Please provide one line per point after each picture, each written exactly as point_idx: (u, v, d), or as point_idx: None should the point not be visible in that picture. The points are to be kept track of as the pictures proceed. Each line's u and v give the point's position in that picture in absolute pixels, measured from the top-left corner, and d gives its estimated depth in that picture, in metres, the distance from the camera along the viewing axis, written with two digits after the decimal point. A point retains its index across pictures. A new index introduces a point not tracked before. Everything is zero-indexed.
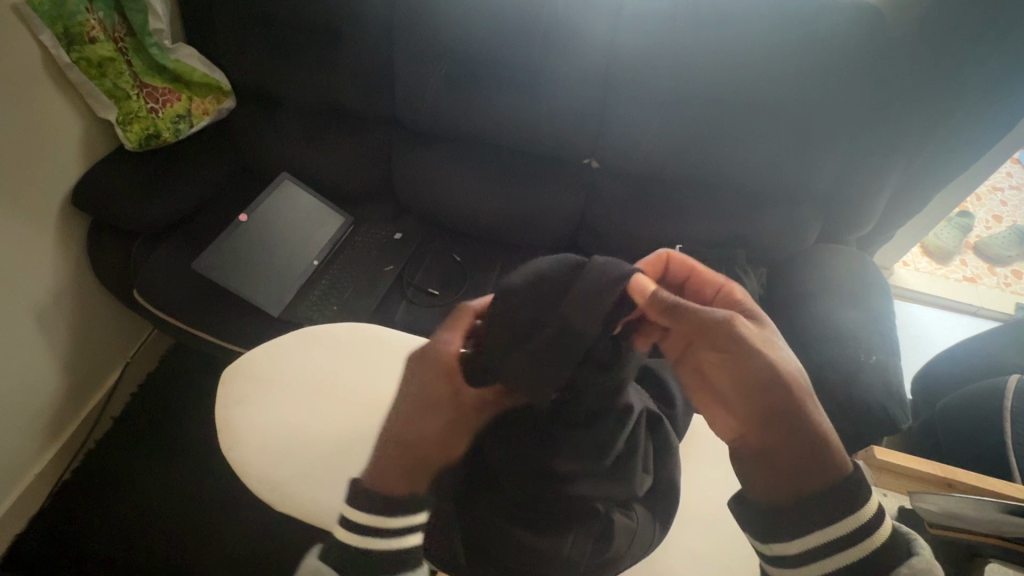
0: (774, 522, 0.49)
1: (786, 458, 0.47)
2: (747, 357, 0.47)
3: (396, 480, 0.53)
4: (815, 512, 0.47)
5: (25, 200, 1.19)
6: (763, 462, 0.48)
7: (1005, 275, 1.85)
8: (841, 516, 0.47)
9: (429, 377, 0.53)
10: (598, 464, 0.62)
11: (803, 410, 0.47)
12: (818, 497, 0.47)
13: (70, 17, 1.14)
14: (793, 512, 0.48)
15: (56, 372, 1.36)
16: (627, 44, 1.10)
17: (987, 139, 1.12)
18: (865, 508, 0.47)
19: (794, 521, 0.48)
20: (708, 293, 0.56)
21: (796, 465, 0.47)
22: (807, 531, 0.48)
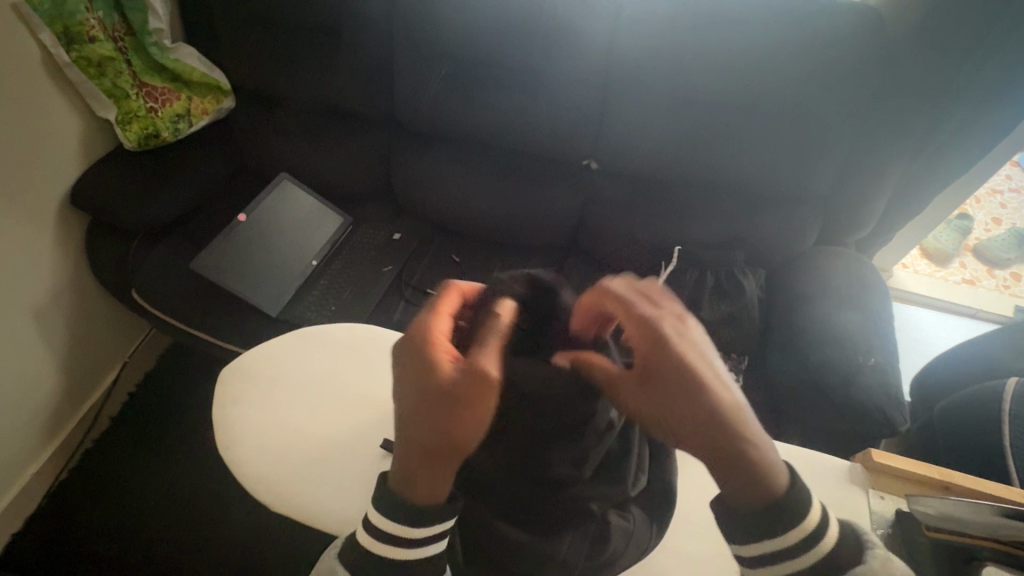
0: (742, 526, 0.55)
1: (745, 456, 0.53)
2: (703, 357, 0.54)
3: (423, 488, 0.57)
4: (775, 519, 0.53)
5: (24, 199, 1.18)
6: (727, 463, 0.54)
7: (1004, 278, 1.85)
8: (791, 526, 0.53)
9: (417, 369, 0.55)
10: (586, 467, 0.62)
11: (722, 443, 0.53)
12: (776, 497, 0.53)
13: (70, 16, 1.14)
14: (755, 513, 0.54)
15: (54, 371, 1.35)
16: (626, 45, 1.10)
17: (988, 142, 1.12)
18: (811, 518, 0.54)
19: (749, 529, 0.55)
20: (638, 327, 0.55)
21: (753, 460, 0.54)
22: (763, 534, 0.54)
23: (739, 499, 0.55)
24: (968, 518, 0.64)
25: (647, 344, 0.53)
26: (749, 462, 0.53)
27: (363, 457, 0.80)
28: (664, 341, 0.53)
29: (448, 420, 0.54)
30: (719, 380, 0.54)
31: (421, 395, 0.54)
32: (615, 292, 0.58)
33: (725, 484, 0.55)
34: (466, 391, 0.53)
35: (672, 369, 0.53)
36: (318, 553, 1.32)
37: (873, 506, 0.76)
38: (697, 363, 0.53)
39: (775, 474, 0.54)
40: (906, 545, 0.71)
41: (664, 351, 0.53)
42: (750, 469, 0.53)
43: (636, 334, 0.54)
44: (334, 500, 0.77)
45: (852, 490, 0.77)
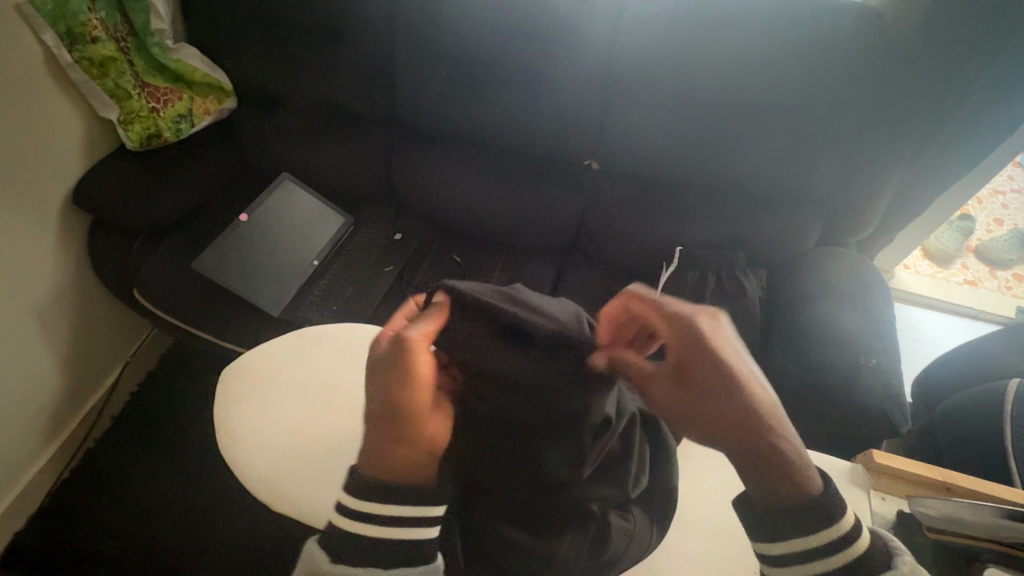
0: (773, 525, 0.54)
1: (777, 455, 0.53)
2: (734, 358, 0.56)
3: (383, 461, 0.56)
4: (811, 520, 0.52)
5: (26, 198, 1.19)
6: (762, 463, 0.53)
7: (1007, 279, 1.85)
8: (825, 526, 0.52)
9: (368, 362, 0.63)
10: (586, 467, 0.62)
11: (760, 439, 0.53)
12: (810, 498, 0.52)
13: (73, 17, 1.14)
14: (787, 516, 0.53)
15: (55, 371, 1.36)
16: (627, 46, 1.10)
17: (989, 143, 1.12)
18: (841, 518, 0.52)
19: (781, 528, 0.53)
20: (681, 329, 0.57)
21: (785, 458, 0.53)
22: (794, 535, 0.53)
23: (771, 501, 0.54)
24: (970, 521, 0.64)
25: (682, 345, 0.55)
26: (782, 460, 0.53)
27: None
28: (698, 340, 0.55)
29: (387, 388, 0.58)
30: (750, 381, 0.55)
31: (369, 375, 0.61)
32: (642, 302, 0.61)
33: (757, 486, 0.54)
34: (393, 355, 0.59)
35: (709, 371, 0.53)
36: None
37: (875, 507, 0.75)
38: (728, 362, 0.54)
39: (805, 473, 0.54)
40: (909, 546, 0.70)
41: (699, 352, 0.54)
42: (783, 468, 0.53)
43: (672, 333, 0.56)
44: (335, 501, 0.77)
45: (852, 491, 0.76)
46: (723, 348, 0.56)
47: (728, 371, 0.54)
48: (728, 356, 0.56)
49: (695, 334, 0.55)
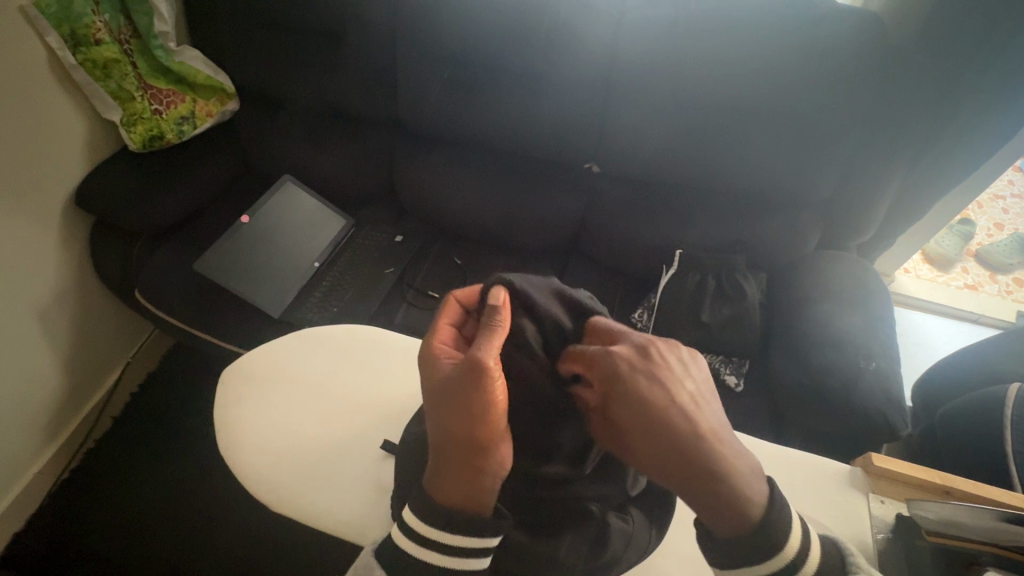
0: (732, 556, 0.52)
1: (715, 484, 0.50)
2: (663, 383, 0.53)
3: (453, 492, 0.56)
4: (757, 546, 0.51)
5: (30, 199, 1.20)
6: (698, 493, 0.51)
7: (1006, 283, 1.85)
8: (768, 557, 0.51)
9: (429, 379, 0.58)
10: (577, 469, 0.63)
11: (704, 470, 0.50)
12: (762, 523, 0.51)
13: (76, 19, 1.16)
14: (746, 540, 0.51)
15: (56, 371, 1.36)
16: (627, 49, 1.10)
17: (989, 146, 1.12)
18: (790, 543, 0.51)
19: (741, 554, 0.52)
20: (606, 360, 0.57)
21: (724, 487, 0.50)
22: (751, 557, 0.51)
23: (728, 530, 0.52)
24: (971, 524, 0.62)
25: (608, 385, 0.56)
26: (719, 490, 0.50)
27: (364, 457, 0.81)
28: (620, 377, 0.55)
29: (464, 418, 0.55)
30: (684, 407, 0.52)
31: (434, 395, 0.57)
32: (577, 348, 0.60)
33: (710, 520, 0.52)
34: (466, 383, 0.54)
35: (634, 408, 0.53)
36: (317, 553, 1.32)
37: (874, 510, 0.76)
38: (653, 394, 0.53)
39: (751, 499, 0.51)
40: (908, 552, 0.70)
41: (618, 383, 0.55)
42: (722, 501, 0.50)
43: (599, 368, 0.57)
44: (334, 501, 0.77)
45: (851, 493, 0.77)
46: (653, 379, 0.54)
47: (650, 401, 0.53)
48: (656, 385, 0.53)
49: (619, 364, 0.56)
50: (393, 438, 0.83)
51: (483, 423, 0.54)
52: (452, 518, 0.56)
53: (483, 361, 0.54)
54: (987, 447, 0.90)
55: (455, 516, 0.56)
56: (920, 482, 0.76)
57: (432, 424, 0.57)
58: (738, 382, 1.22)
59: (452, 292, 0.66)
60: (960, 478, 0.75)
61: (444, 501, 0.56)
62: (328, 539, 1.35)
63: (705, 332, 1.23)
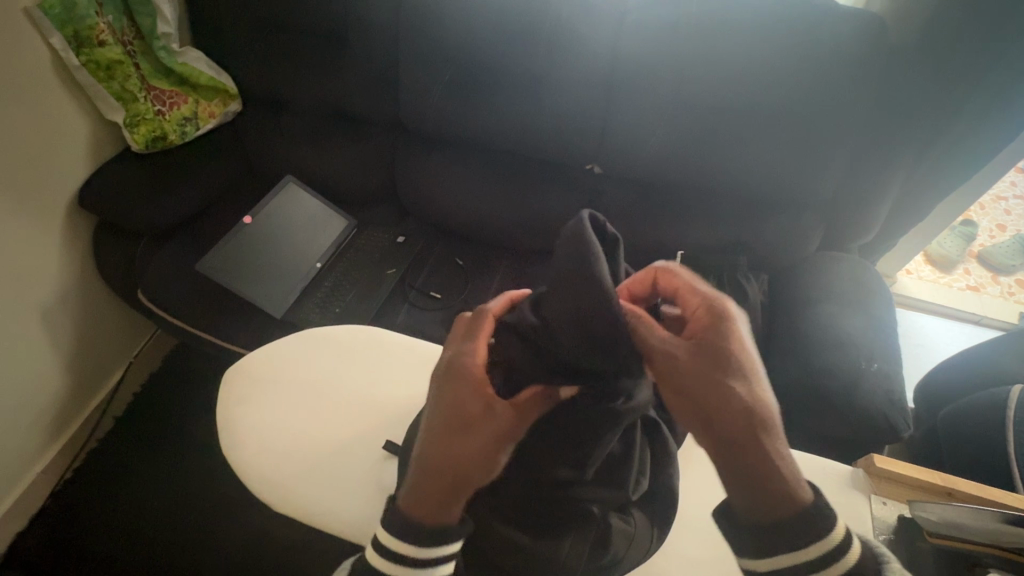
0: (776, 539, 0.53)
1: (765, 473, 0.53)
2: (746, 356, 0.55)
3: (433, 510, 0.56)
4: (783, 539, 0.53)
5: (33, 199, 1.20)
6: (744, 475, 0.53)
7: (1009, 284, 1.85)
8: (813, 541, 0.53)
9: (456, 404, 0.57)
10: (579, 472, 0.63)
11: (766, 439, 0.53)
12: (809, 508, 0.53)
13: (79, 20, 1.16)
14: (789, 523, 0.53)
15: (59, 371, 1.36)
16: (629, 49, 1.11)
17: (991, 148, 1.12)
18: (836, 530, 0.53)
19: (784, 536, 0.53)
20: (697, 300, 0.57)
21: (773, 476, 0.53)
22: (800, 541, 0.53)
23: (773, 510, 0.53)
24: (971, 524, 0.62)
25: (705, 320, 0.56)
26: (770, 476, 0.53)
27: (365, 457, 0.81)
28: (722, 321, 0.55)
29: (473, 457, 0.56)
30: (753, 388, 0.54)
31: (455, 417, 0.57)
32: (675, 276, 0.60)
33: (760, 496, 0.53)
34: (498, 432, 0.56)
35: (725, 351, 0.54)
36: (319, 554, 1.32)
37: (875, 512, 0.76)
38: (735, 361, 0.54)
39: (794, 494, 0.54)
40: (910, 553, 0.70)
41: (708, 333, 0.55)
42: (761, 483, 0.53)
43: (697, 309, 0.57)
44: (335, 501, 0.77)
45: (854, 496, 0.77)
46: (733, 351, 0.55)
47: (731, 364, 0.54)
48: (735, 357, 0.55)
49: (725, 311, 0.56)
50: (396, 439, 0.82)
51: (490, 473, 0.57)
52: (415, 530, 0.56)
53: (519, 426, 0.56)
54: (989, 448, 0.90)
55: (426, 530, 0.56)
56: (922, 484, 0.76)
57: (431, 439, 0.57)
58: None
59: (487, 305, 0.64)
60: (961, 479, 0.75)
61: (415, 513, 0.57)
62: (329, 539, 1.35)
63: None
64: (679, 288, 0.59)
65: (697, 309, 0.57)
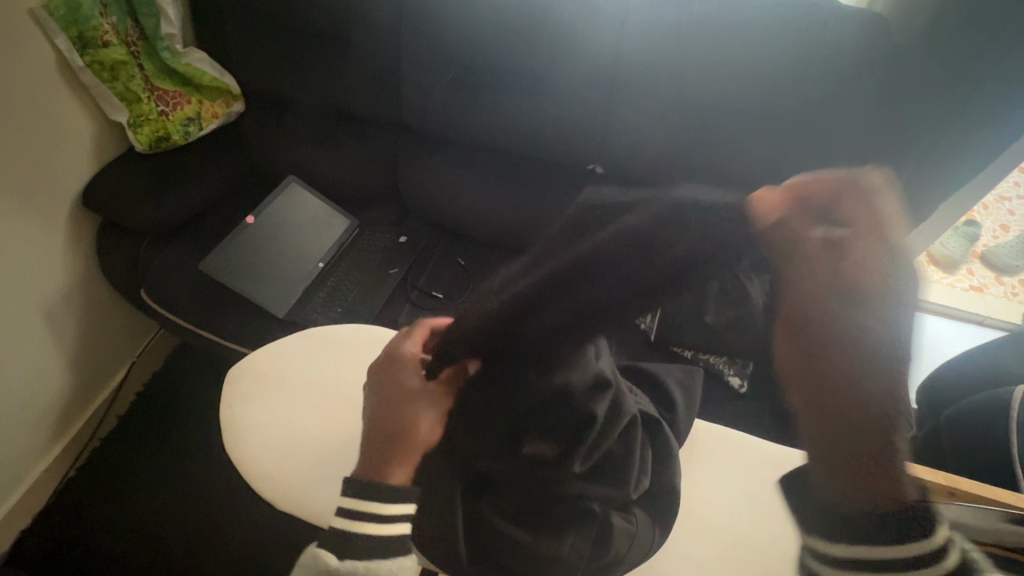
0: (876, 528, 0.50)
1: (878, 454, 0.49)
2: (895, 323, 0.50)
3: (378, 470, 0.60)
4: (886, 528, 0.49)
5: (37, 199, 1.21)
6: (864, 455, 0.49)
7: (1012, 285, 1.84)
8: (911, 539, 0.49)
9: (392, 381, 0.64)
10: (574, 470, 0.64)
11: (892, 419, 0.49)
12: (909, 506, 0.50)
13: (84, 21, 1.17)
14: (890, 516, 0.49)
15: (63, 370, 1.37)
16: (630, 49, 1.11)
17: (995, 149, 1.12)
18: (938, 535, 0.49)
19: (880, 527, 0.50)
20: (862, 249, 0.50)
21: (883, 461, 0.50)
22: (903, 538, 0.49)
23: (878, 498, 0.49)
24: (978, 524, 0.62)
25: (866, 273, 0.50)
26: (882, 458, 0.49)
27: None
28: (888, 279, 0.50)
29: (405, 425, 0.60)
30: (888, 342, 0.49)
31: (388, 392, 0.63)
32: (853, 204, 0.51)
33: (862, 475, 0.50)
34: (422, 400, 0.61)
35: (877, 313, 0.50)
36: None
37: None
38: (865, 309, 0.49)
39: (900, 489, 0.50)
40: None
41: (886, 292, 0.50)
42: (871, 461, 0.49)
43: (865, 255, 0.50)
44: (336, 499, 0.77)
45: None
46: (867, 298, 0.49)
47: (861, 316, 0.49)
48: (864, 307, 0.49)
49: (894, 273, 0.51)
50: None
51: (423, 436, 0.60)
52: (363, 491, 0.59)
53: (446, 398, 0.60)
54: (993, 450, 0.90)
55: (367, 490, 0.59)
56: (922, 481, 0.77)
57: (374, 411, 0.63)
58: (741, 383, 1.22)
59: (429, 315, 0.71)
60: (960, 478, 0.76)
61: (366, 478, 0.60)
62: None
63: None
64: (853, 224, 0.50)
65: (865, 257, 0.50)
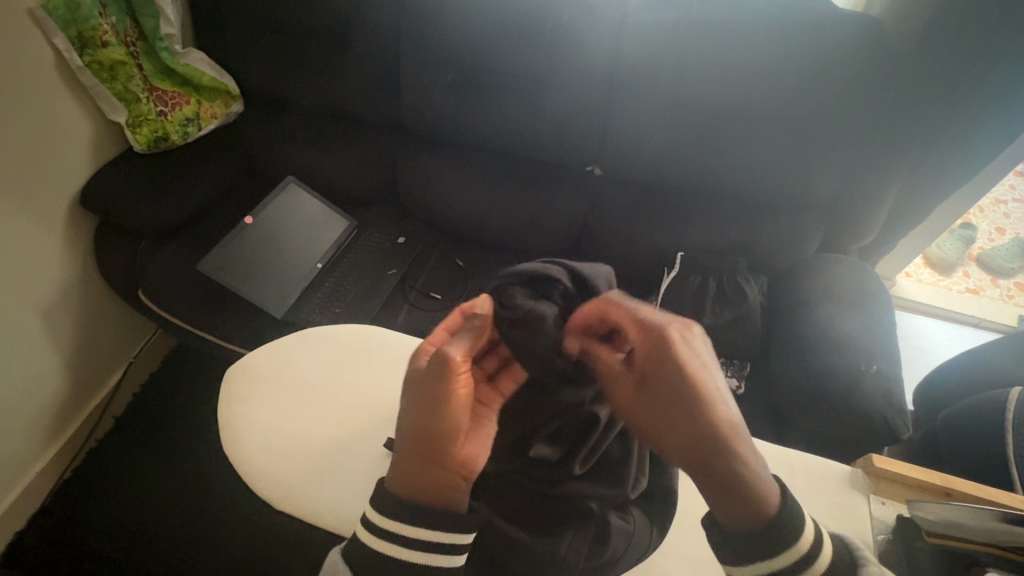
0: (742, 547, 0.56)
1: (737, 487, 0.55)
2: (704, 384, 0.56)
3: (402, 473, 0.60)
4: (764, 543, 0.55)
5: (35, 199, 1.20)
6: (718, 490, 0.56)
7: (1008, 287, 1.85)
8: (785, 549, 0.55)
9: (410, 372, 0.61)
10: (569, 469, 0.65)
11: (733, 454, 0.55)
12: (779, 520, 0.55)
13: (83, 21, 1.17)
14: (760, 535, 0.55)
15: (60, 370, 1.36)
16: (628, 53, 1.12)
17: (988, 153, 1.13)
18: (802, 540, 0.55)
19: (750, 546, 0.56)
20: (636, 338, 0.60)
21: (744, 487, 0.55)
22: (763, 551, 0.55)
23: (737, 521, 0.56)
24: (969, 525, 0.62)
25: (651, 353, 0.58)
26: (740, 489, 0.55)
27: (366, 456, 0.81)
28: (670, 353, 0.57)
29: (430, 409, 0.59)
30: (683, 390, 0.56)
31: (410, 390, 0.60)
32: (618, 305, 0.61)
33: (725, 510, 0.56)
34: (437, 379, 0.58)
35: (672, 378, 0.57)
36: (320, 552, 1.32)
37: (874, 511, 0.76)
38: (655, 381, 0.58)
39: (768, 506, 0.55)
40: (909, 552, 0.71)
41: (663, 365, 0.57)
42: (733, 492, 0.55)
43: (641, 342, 0.59)
44: (335, 498, 0.77)
45: (851, 495, 0.77)
46: (653, 369, 0.58)
47: (655, 388, 0.58)
48: (654, 378, 0.58)
49: (670, 347, 0.57)
50: (395, 436, 0.83)
51: (442, 398, 0.58)
52: (408, 507, 0.59)
53: (452, 361, 0.57)
54: (988, 450, 0.90)
55: (411, 510, 0.59)
56: (921, 482, 0.77)
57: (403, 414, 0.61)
58: (738, 384, 1.22)
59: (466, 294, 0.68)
60: (961, 479, 0.75)
61: (404, 493, 0.60)
62: (329, 538, 1.35)
63: (706, 334, 1.24)
64: (623, 321, 0.60)
65: (641, 344, 0.59)
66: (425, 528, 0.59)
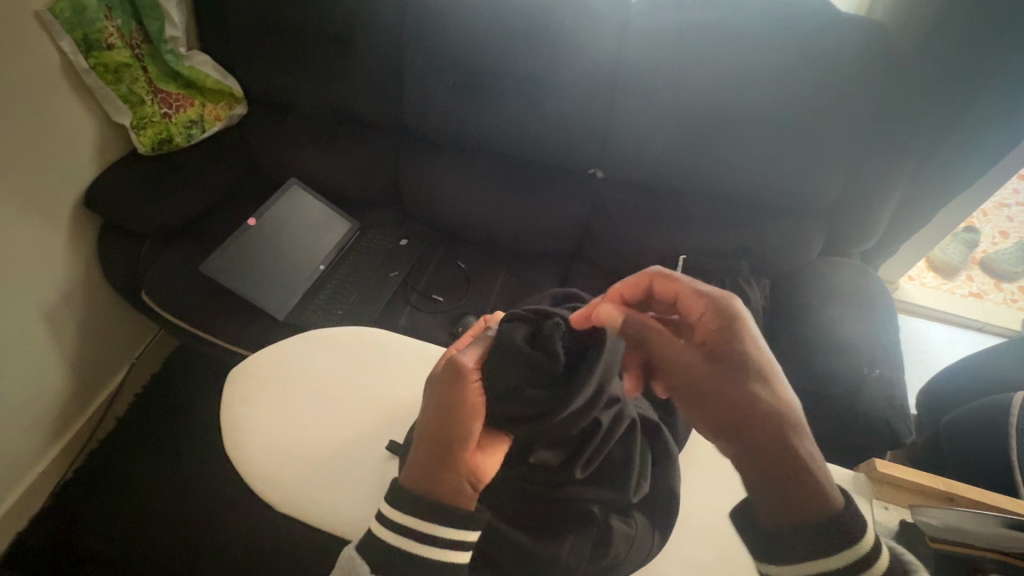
0: (787, 538, 0.53)
1: (790, 467, 0.53)
2: (762, 360, 0.57)
3: (416, 471, 0.61)
4: (812, 536, 0.52)
5: (40, 200, 1.21)
6: (771, 471, 0.53)
7: (1012, 291, 1.84)
8: (836, 550, 0.51)
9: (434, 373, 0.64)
10: (571, 470, 0.65)
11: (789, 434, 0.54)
12: (831, 515, 0.52)
13: (89, 24, 1.18)
14: (805, 527, 0.52)
15: (62, 370, 1.37)
16: (630, 54, 1.12)
17: (991, 157, 1.13)
18: (863, 542, 0.51)
19: (795, 539, 0.53)
20: (698, 310, 0.62)
21: (796, 472, 0.53)
22: (811, 544, 0.52)
23: (785, 511, 0.53)
24: (973, 530, 0.63)
25: (715, 322, 0.60)
26: (791, 472, 0.53)
27: (368, 458, 0.81)
28: (733, 325, 0.59)
29: (450, 408, 0.61)
30: (741, 360, 0.57)
31: (434, 388, 0.63)
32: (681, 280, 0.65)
33: (773, 497, 0.53)
34: (455, 380, 0.61)
35: (734, 349, 0.57)
36: (320, 554, 1.32)
37: (877, 517, 0.75)
38: (722, 354, 0.58)
39: (820, 497, 0.53)
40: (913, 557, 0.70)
41: (726, 335, 0.58)
42: (785, 475, 0.53)
43: (705, 314, 0.61)
44: (337, 500, 0.77)
45: (854, 499, 0.77)
46: (720, 346, 0.58)
47: (722, 369, 0.57)
48: (720, 357, 0.57)
49: (733, 321, 0.59)
50: (397, 438, 0.83)
51: (458, 401, 0.60)
52: (421, 502, 0.59)
53: (468, 364, 0.61)
54: (992, 453, 0.90)
55: (423, 506, 0.59)
56: (924, 487, 0.76)
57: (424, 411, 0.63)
58: None
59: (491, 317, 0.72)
60: (964, 484, 0.75)
61: (417, 489, 0.60)
62: (329, 540, 1.35)
63: None
64: (684, 295, 0.64)
65: (705, 314, 0.61)
66: (436, 525, 0.58)
